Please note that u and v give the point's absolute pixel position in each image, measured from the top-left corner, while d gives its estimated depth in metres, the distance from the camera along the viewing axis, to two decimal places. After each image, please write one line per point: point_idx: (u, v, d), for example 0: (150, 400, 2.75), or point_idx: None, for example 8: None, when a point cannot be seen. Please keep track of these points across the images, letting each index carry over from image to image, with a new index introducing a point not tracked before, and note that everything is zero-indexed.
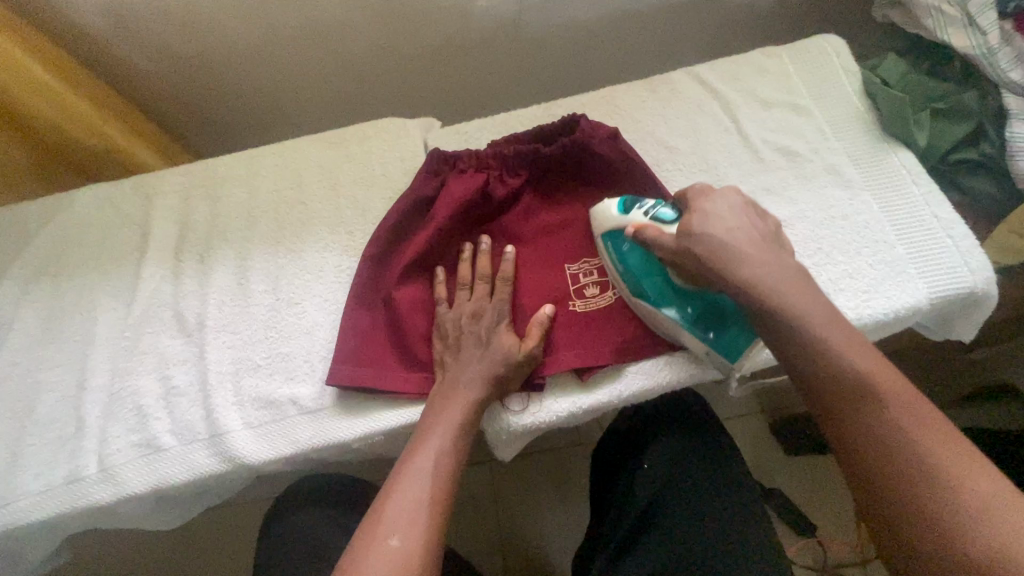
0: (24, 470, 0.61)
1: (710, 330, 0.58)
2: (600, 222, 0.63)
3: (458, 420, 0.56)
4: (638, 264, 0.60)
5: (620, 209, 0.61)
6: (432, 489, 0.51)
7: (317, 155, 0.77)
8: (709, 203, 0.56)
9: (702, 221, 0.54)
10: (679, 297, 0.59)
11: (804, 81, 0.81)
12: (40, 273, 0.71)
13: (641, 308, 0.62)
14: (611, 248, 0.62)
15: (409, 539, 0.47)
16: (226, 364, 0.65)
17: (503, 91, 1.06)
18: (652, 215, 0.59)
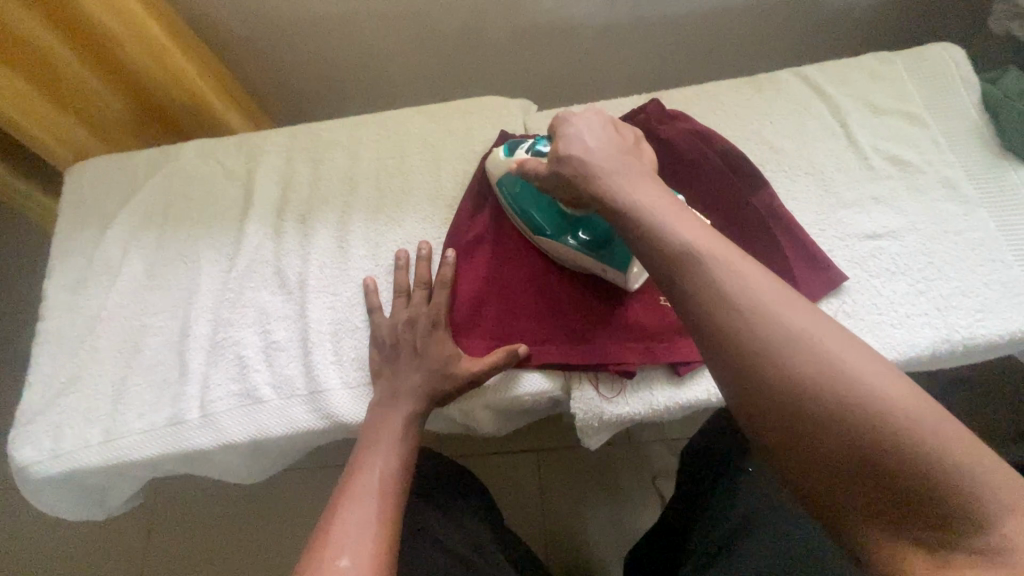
0: (129, 409, 0.63)
1: (595, 248, 0.62)
2: (491, 167, 0.68)
3: (398, 430, 0.57)
4: (526, 198, 0.65)
5: (506, 153, 0.67)
6: (379, 506, 0.51)
7: (417, 128, 0.77)
8: (572, 127, 0.54)
9: (567, 145, 0.53)
10: (570, 224, 0.62)
11: (918, 89, 0.78)
12: (148, 220, 0.73)
13: (542, 243, 0.65)
14: (503, 190, 0.67)
15: (358, 556, 0.46)
16: (325, 324, 0.66)
17: (589, 80, 1.05)
18: (531, 152, 0.64)
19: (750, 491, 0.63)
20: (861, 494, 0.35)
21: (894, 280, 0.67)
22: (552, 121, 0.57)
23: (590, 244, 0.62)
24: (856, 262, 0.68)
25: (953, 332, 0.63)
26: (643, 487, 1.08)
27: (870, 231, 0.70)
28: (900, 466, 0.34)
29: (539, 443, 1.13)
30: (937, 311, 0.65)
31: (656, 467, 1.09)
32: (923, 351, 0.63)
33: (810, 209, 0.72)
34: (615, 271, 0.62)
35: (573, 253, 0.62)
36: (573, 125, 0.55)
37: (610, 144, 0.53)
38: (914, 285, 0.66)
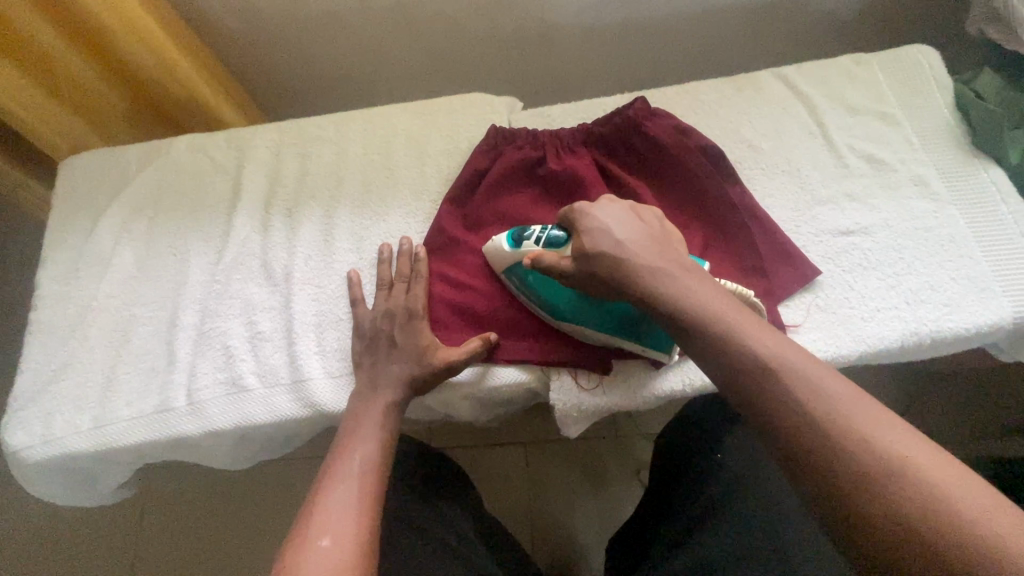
0: (117, 397, 0.64)
1: (629, 332, 0.60)
2: (497, 256, 0.64)
3: (377, 420, 0.58)
4: (546, 290, 0.62)
5: (512, 245, 0.62)
6: (359, 492, 0.52)
7: (403, 124, 0.79)
8: (596, 220, 0.55)
9: (593, 241, 0.54)
10: (600, 311, 0.60)
11: (894, 90, 0.80)
12: (138, 212, 0.75)
13: (573, 330, 0.62)
14: (517, 282, 0.63)
15: (339, 537, 0.47)
16: (310, 315, 0.67)
17: (576, 79, 1.07)
18: (543, 243, 0.59)
19: (721, 479, 0.63)
20: (849, 502, 0.37)
21: (865, 275, 0.69)
22: (573, 211, 0.57)
23: (628, 331, 0.60)
24: (829, 257, 0.70)
25: (920, 325, 0.65)
26: (627, 480, 1.10)
27: (843, 227, 0.71)
28: (876, 469, 0.37)
29: (526, 437, 1.15)
30: (905, 305, 0.66)
31: (640, 460, 1.11)
32: (892, 344, 0.65)
33: (785, 205, 0.74)
34: (656, 353, 0.61)
35: (610, 338, 0.61)
36: (596, 218, 0.55)
37: (634, 234, 0.54)
38: (885, 279, 0.68)
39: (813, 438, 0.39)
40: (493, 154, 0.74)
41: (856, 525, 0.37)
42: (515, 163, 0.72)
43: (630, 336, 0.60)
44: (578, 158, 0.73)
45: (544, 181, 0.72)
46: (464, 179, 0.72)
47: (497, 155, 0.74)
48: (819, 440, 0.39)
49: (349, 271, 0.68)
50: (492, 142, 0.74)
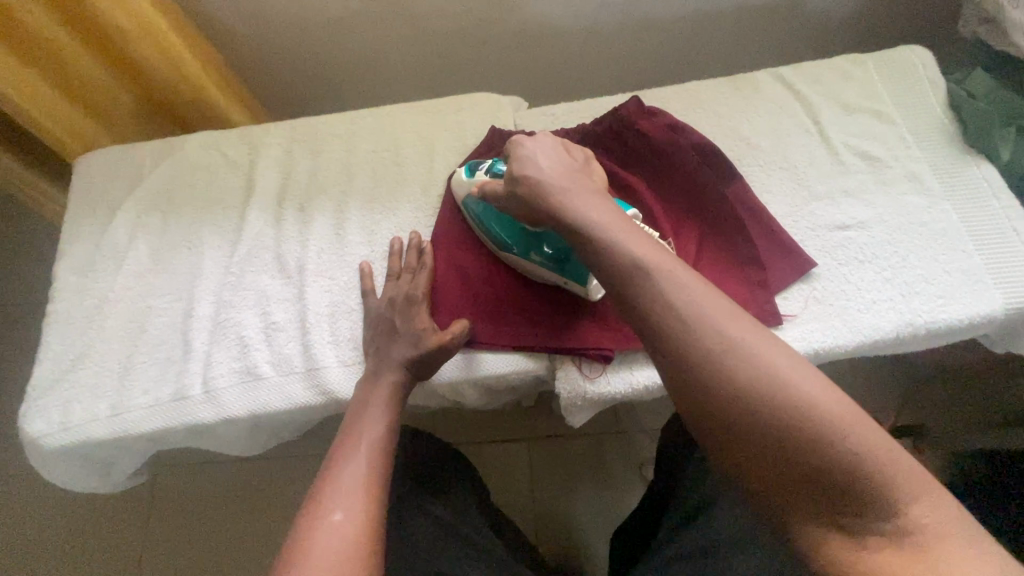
0: (134, 385, 0.66)
1: (562, 263, 0.64)
2: (456, 188, 0.71)
3: (385, 402, 0.60)
4: (490, 219, 0.67)
5: (467, 174, 0.70)
6: (369, 469, 0.54)
7: (411, 122, 0.81)
8: (527, 150, 0.57)
9: (522, 173, 0.56)
10: (530, 240, 0.64)
11: (888, 89, 0.82)
12: (153, 207, 0.77)
13: (508, 258, 0.67)
14: (468, 211, 0.69)
15: (351, 512, 0.50)
16: (323, 306, 0.69)
17: (578, 80, 1.09)
18: (488, 173, 0.67)
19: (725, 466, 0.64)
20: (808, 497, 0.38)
21: (862, 268, 0.71)
22: (508, 144, 0.59)
23: (551, 259, 0.64)
24: (827, 250, 0.72)
25: (915, 316, 0.67)
26: (629, 474, 1.11)
27: (840, 222, 0.74)
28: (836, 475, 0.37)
29: (528, 432, 1.17)
30: (901, 297, 0.69)
31: (642, 455, 1.12)
32: (887, 334, 0.67)
33: (784, 201, 0.76)
34: (576, 284, 0.64)
35: (536, 266, 0.65)
36: (526, 149, 0.57)
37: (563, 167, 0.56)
38: (881, 272, 0.70)
39: (771, 443, 0.38)
40: (497, 152, 0.76)
41: (808, 523, 0.38)
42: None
43: (553, 266, 0.64)
44: None
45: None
46: (469, 175, 0.74)
47: (501, 152, 0.76)
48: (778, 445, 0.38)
49: (360, 264, 0.70)
50: (496, 140, 0.76)
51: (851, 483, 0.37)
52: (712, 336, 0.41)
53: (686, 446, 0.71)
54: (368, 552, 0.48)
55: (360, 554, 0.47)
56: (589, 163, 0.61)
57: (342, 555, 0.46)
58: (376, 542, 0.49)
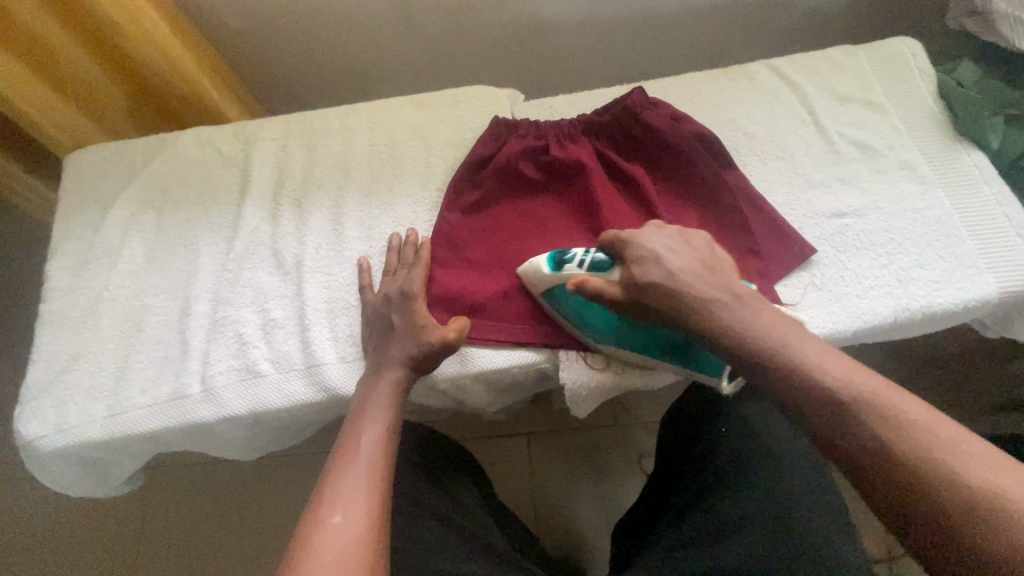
0: (131, 385, 0.65)
1: (673, 359, 0.62)
2: (535, 278, 0.64)
3: (386, 399, 0.59)
4: (588, 314, 0.62)
5: (552, 267, 0.62)
6: (370, 470, 0.54)
7: (409, 116, 0.80)
8: (649, 249, 0.56)
9: (645, 271, 0.55)
10: (648, 337, 0.62)
11: (880, 79, 0.83)
12: (147, 205, 0.76)
13: (616, 353, 0.64)
14: (557, 305, 0.64)
15: (351, 514, 0.50)
16: (322, 302, 0.68)
17: (572, 75, 1.09)
18: (584, 267, 0.60)
19: (728, 453, 0.64)
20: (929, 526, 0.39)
21: (859, 254, 0.71)
22: (620, 239, 0.58)
23: (679, 356, 0.62)
24: (825, 238, 0.73)
25: (912, 302, 0.68)
26: (628, 467, 1.11)
27: (836, 210, 0.74)
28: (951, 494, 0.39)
29: (528, 427, 1.17)
30: (897, 283, 0.69)
31: (641, 448, 1.12)
32: (885, 320, 0.68)
33: (781, 189, 0.77)
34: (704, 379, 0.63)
35: (655, 360, 0.63)
36: (645, 246, 0.56)
37: (688, 264, 0.55)
38: (878, 258, 0.71)
39: (886, 456, 0.41)
40: (497, 144, 0.76)
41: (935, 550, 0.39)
42: (518, 153, 0.74)
43: (680, 361, 0.62)
44: (580, 148, 0.76)
45: (547, 170, 0.75)
46: (469, 168, 0.74)
47: (501, 144, 0.76)
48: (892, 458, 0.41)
49: (360, 259, 0.70)
50: (496, 132, 0.76)
51: (971, 508, 0.38)
52: (822, 366, 0.46)
53: (686, 435, 0.70)
54: (367, 556, 0.48)
55: (359, 558, 0.47)
56: (715, 251, 0.57)
57: (344, 559, 0.47)
58: (377, 544, 0.49)
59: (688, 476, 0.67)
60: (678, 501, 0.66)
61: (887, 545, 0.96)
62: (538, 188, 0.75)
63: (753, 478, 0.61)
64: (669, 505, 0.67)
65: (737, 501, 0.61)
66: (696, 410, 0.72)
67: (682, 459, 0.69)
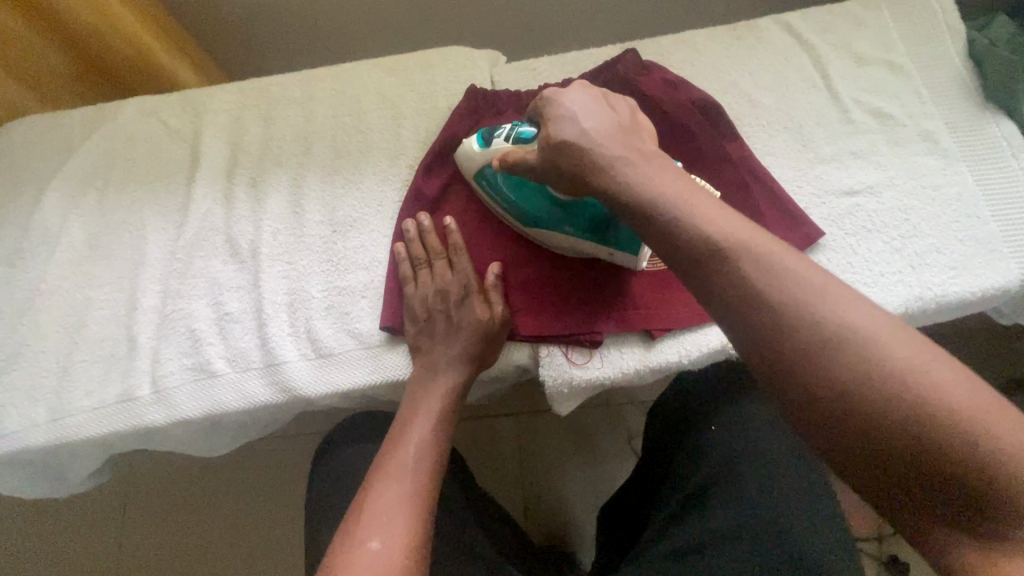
0: (75, 385, 0.60)
1: (595, 232, 0.57)
2: (469, 162, 0.61)
3: (437, 410, 0.54)
4: (512, 191, 0.59)
5: (482, 145, 0.60)
6: (413, 486, 0.48)
7: (376, 83, 0.72)
8: (564, 105, 0.48)
9: (560, 128, 0.47)
10: (563, 213, 0.57)
11: (904, 37, 0.74)
12: (86, 185, 0.69)
13: (538, 236, 0.60)
14: (486, 186, 0.60)
15: (390, 538, 0.43)
16: (281, 294, 0.62)
17: (565, 30, 0.99)
18: (511, 141, 0.57)
19: (716, 449, 0.60)
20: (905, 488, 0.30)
21: (870, 238, 0.65)
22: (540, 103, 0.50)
23: (595, 231, 0.57)
24: (832, 219, 0.66)
25: (925, 290, 0.62)
26: (619, 450, 1.09)
27: (847, 187, 0.67)
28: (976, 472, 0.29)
29: (515, 409, 1.13)
30: (910, 269, 0.63)
31: (631, 428, 1.09)
32: (897, 310, 0.62)
33: (788, 165, 0.70)
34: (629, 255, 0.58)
35: (572, 240, 0.58)
36: (562, 103, 0.48)
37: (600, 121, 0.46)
38: (890, 242, 0.65)
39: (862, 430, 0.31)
40: (478, 120, 0.68)
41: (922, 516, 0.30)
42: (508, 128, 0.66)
43: (600, 237, 0.57)
44: None
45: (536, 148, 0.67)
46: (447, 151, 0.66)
47: (482, 120, 0.67)
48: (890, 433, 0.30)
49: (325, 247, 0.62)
50: (476, 106, 0.68)
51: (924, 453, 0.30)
52: None
53: (677, 431, 0.66)
54: None
55: None
56: (636, 115, 0.48)
57: None
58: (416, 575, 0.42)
59: (676, 481, 0.62)
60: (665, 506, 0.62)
61: (880, 525, 0.94)
62: None
63: (745, 476, 0.57)
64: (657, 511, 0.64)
65: (723, 509, 0.56)
66: (688, 407, 0.66)
67: (672, 458, 0.65)
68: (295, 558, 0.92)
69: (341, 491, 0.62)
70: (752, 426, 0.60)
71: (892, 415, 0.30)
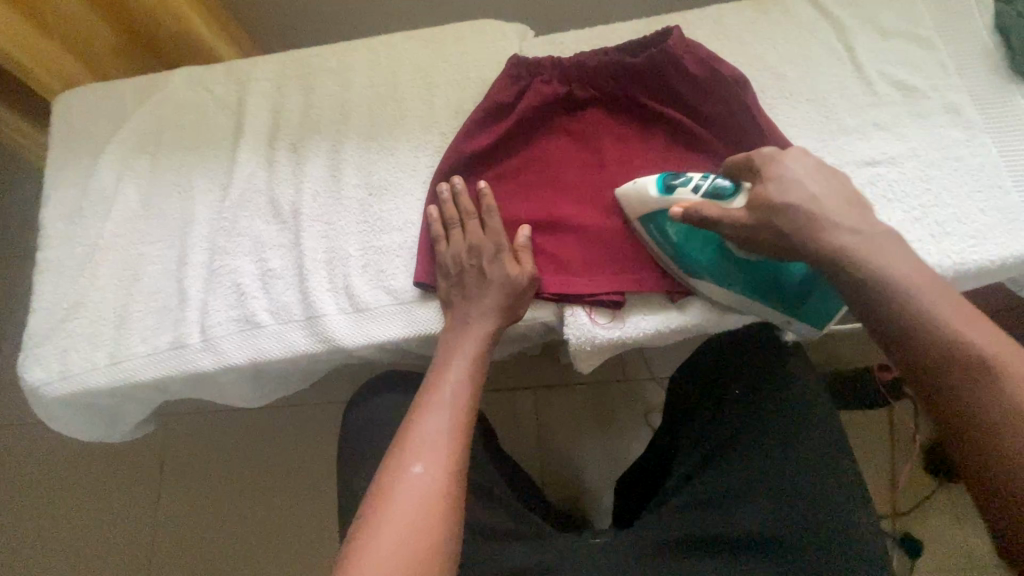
0: (132, 333, 0.64)
1: (776, 299, 0.59)
2: (639, 202, 0.59)
3: (472, 355, 0.57)
4: (689, 245, 0.58)
5: (661, 190, 0.57)
6: (450, 422, 0.53)
7: (410, 54, 0.75)
8: (784, 167, 0.53)
9: (782, 190, 0.52)
10: (744, 273, 0.58)
11: (930, 10, 0.75)
12: (138, 149, 0.73)
13: (700, 286, 0.60)
14: (655, 234, 0.59)
15: (430, 467, 0.50)
16: (321, 252, 0.66)
17: (589, 8, 1.01)
18: (704, 193, 0.55)
19: (742, 409, 0.63)
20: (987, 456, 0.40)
21: (891, 208, 0.66)
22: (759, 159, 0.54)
23: (775, 297, 0.58)
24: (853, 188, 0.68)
25: (944, 257, 0.63)
26: (636, 422, 1.11)
27: (869, 157, 0.69)
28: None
29: (534, 381, 1.16)
30: (930, 237, 0.65)
31: (648, 402, 1.12)
32: None
33: (810, 135, 0.71)
34: (800, 324, 0.60)
35: (750, 301, 0.59)
36: (785, 168, 0.53)
37: (827, 187, 0.52)
38: (911, 211, 0.66)
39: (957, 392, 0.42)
40: (514, 89, 0.69)
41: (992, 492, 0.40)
42: (539, 103, 0.69)
43: (779, 303, 0.59)
44: (606, 94, 0.70)
45: (573, 120, 0.70)
46: (483, 119, 0.68)
47: (518, 90, 0.69)
48: (982, 403, 0.41)
49: None
50: (513, 75, 0.70)
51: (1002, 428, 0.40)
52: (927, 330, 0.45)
53: (702, 389, 0.68)
54: (440, 509, 0.48)
55: (432, 508, 0.47)
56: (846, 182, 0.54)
57: (419, 510, 0.47)
58: (452, 498, 0.49)
59: (700, 438, 0.65)
60: (688, 462, 0.65)
61: (893, 501, 0.95)
62: (560, 138, 0.69)
63: (770, 438, 0.60)
64: (679, 465, 0.66)
65: (746, 466, 0.60)
66: (714, 367, 0.68)
67: (694, 416, 0.67)
68: (324, 513, 0.97)
69: (375, 438, 0.66)
70: (780, 388, 0.62)
71: (984, 387, 0.41)
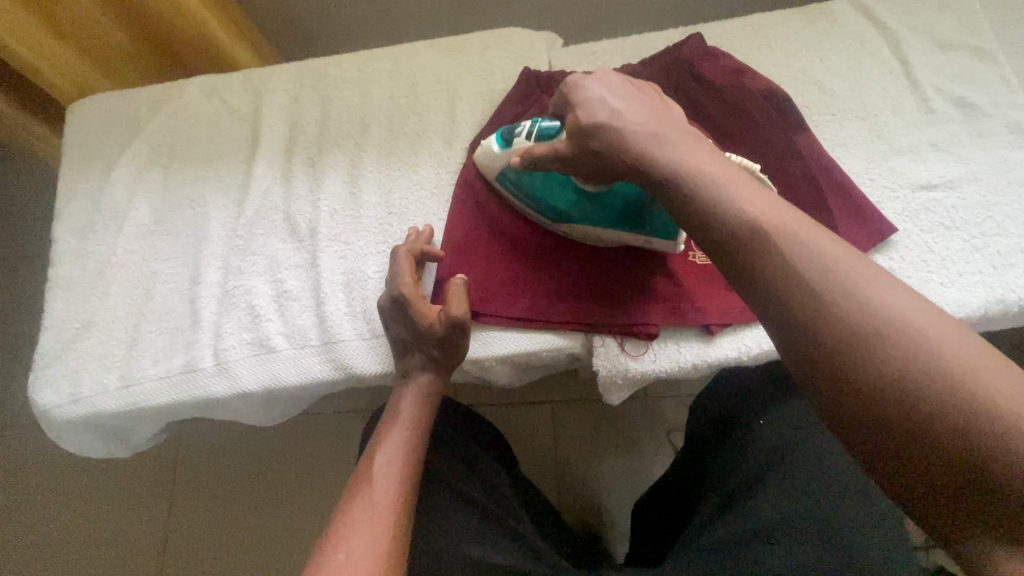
0: (143, 355, 0.62)
1: (626, 222, 0.57)
2: (489, 161, 0.61)
3: (411, 421, 0.54)
4: (543, 187, 0.59)
5: (501, 146, 0.59)
6: (389, 496, 0.48)
7: (431, 65, 0.72)
8: (588, 90, 0.49)
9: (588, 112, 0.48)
10: (594, 203, 0.57)
11: (991, 20, 0.69)
12: (152, 161, 0.71)
13: (565, 228, 0.60)
14: (508, 185, 0.60)
15: (358, 550, 0.43)
16: (339, 274, 0.63)
17: (619, 14, 0.96)
18: (533, 138, 0.56)
19: (765, 451, 0.59)
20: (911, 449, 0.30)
21: (948, 236, 0.61)
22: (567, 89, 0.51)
23: (625, 220, 0.57)
24: (907, 214, 0.63)
25: (1009, 292, 0.58)
26: (656, 443, 1.08)
27: (925, 180, 0.64)
28: (980, 432, 0.29)
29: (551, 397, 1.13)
30: (992, 269, 0.59)
31: (670, 422, 1.08)
32: (975, 314, 0.58)
33: (859, 155, 0.66)
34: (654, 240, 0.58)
35: (608, 230, 0.58)
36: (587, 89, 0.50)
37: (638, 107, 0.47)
38: (969, 240, 0.61)
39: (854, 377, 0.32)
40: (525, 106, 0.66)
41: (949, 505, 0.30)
42: None
43: (632, 226, 0.57)
44: None
45: None
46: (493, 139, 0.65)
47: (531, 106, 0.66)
48: (877, 392, 0.31)
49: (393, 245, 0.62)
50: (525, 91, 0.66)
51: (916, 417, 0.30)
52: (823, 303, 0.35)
53: (723, 429, 0.64)
54: None
55: None
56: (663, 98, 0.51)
57: None
58: None
59: (721, 480, 0.61)
60: (709, 507, 0.60)
61: None
62: None
63: (790, 482, 0.55)
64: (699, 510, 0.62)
65: (768, 511, 0.54)
66: (735, 407, 0.64)
67: (715, 457, 0.63)
68: None
69: None
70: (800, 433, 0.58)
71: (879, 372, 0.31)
